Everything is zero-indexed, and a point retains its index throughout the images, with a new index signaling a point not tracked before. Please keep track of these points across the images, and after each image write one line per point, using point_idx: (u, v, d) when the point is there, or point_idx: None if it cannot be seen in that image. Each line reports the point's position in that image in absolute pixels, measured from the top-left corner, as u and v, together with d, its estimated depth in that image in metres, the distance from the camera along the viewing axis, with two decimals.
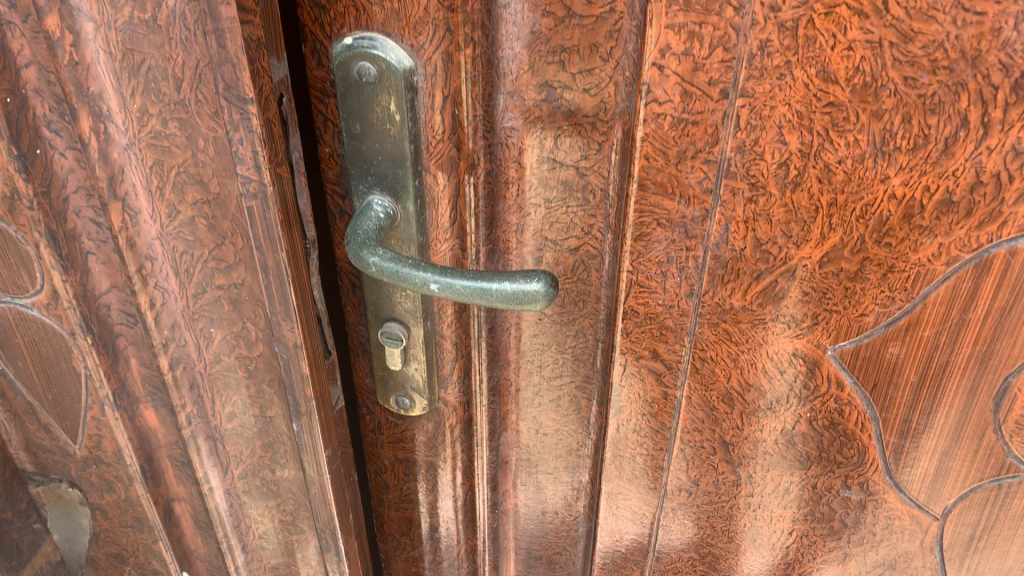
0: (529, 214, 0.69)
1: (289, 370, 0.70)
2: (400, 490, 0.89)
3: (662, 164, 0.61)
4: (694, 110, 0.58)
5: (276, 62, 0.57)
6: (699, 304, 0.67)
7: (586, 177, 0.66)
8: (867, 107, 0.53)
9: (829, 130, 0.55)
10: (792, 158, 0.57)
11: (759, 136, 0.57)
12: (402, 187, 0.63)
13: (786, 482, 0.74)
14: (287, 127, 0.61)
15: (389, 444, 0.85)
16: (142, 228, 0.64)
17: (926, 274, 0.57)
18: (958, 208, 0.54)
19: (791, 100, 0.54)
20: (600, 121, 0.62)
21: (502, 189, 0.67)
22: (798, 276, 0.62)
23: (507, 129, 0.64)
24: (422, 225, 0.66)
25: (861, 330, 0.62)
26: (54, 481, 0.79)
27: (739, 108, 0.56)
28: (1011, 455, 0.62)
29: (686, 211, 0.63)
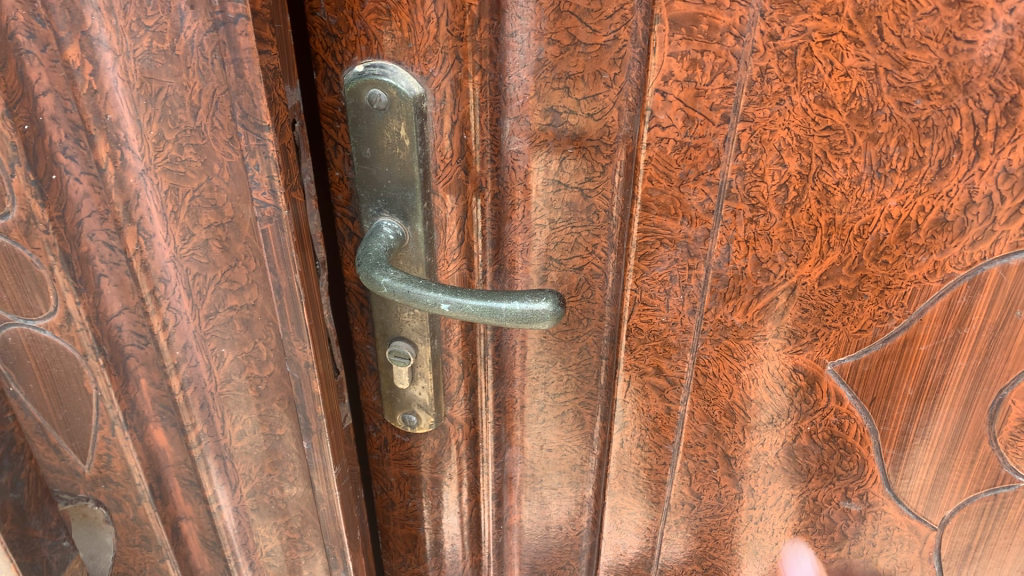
0: (534, 235, 0.70)
1: (301, 390, 0.72)
2: (406, 507, 0.90)
3: (665, 186, 0.63)
4: (695, 134, 0.60)
5: (289, 89, 0.59)
6: (701, 321, 0.69)
7: (590, 200, 0.67)
8: (864, 131, 0.55)
9: (827, 153, 0.57)
10: (791, 179, 0.59)
11: (759, 159, 0.59)
12: (411, 210, 0.65)
13: (787, 494, 0.76)
14: (299, 152, 0.62)
15: (395, 461, 0.86)
16: (156, 251, 0.66)
17: (922, 291, 0.59)
18: (953, 228, 0.56)
19: (790, 125, 0.57)
20: (604, 144, 0.64)
21: (510, 211, 0.68)
22: (798, 293, 0.64)
23: (513, 153, 0.65)
24: (430, 246, 0.67)
25: (858, 346, 0.64)
26: (81, 499, 0.78)
27: (740, 131, 0.58)
28: (1006, 466, 0.63)
29: (689, 231, 0.64)
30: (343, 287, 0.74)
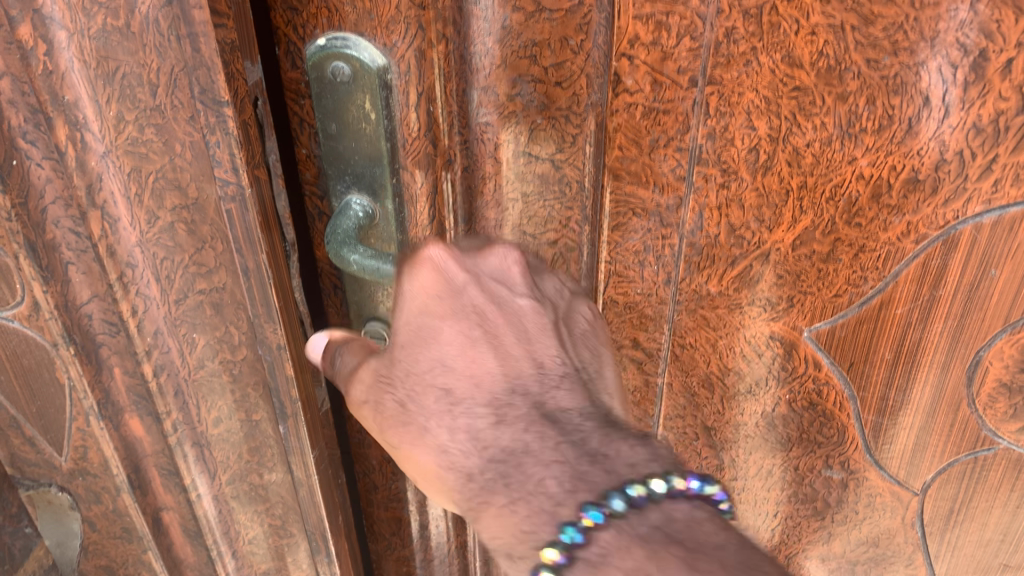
0: (506, 210, 0.68)
1: (274, 370, 0.72)
2: (389, 489, 0.89)
3: (636, 153, 0.63)
4: (664, 99, 0.59)
5: (251, 65, 0.58)
6: (677, 291, 0.68)
7: (562, 170, 0.65)
8: (832, 90, 0.54)
9: (796, 114, 0.56)
10: (761, 143, 0.58)
11: (728, 122, 0.59)
12: (380, 186, 0.64)
13: (769, 464, 0.76)
14: (263, 131, 0.61)
15: (376, 444, 0.85)
16: (121, 236, 0.63)
17: (897, 253, 0.59)
18: (924, 187, 0.55)
19: (758, 86, 0.56)
20: (574, 113, 0.62)
21: (480, 185, 0.67)
22: (772, 259, 0.63)
23: (482, 124, 0.64)
24: (400, 223, 0.66)
25: (835, 311, 0.63)
26: (43, 486, 0.74)
27: (708, 95, 0.58)
28: (985, 427, 0.63)
29: (661, 199, 0.64)
30: (316, 268, 0.72)
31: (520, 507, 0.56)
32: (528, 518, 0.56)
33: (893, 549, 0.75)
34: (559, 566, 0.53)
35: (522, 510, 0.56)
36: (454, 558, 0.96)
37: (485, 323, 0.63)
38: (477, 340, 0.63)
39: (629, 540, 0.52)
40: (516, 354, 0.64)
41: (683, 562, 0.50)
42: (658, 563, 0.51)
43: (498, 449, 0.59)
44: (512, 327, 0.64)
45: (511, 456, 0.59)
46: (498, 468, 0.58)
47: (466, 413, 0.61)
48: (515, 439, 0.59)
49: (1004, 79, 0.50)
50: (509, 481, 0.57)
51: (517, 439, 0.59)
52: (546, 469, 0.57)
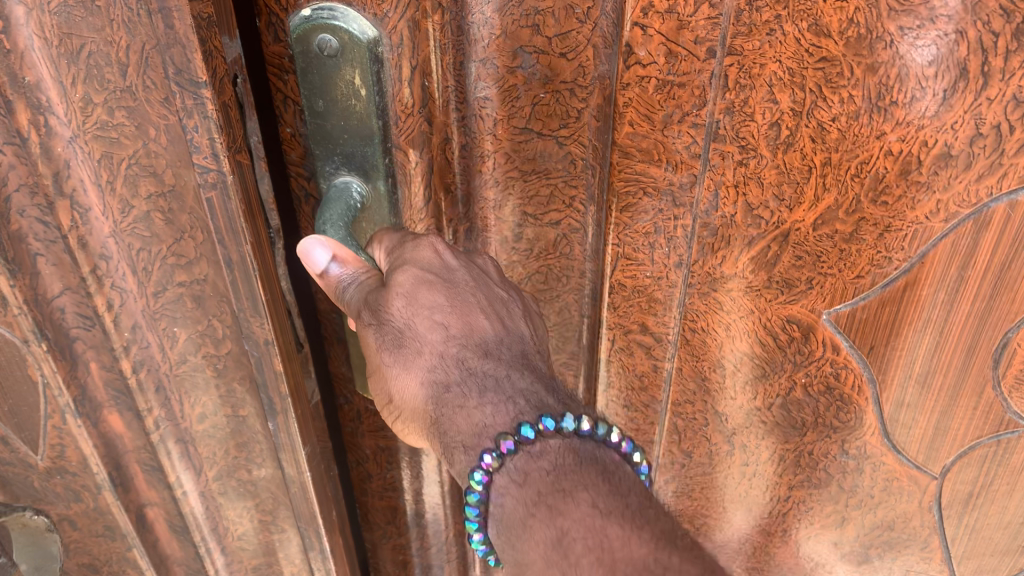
0: (507, 189, 0.65)
1: (261, 367, 0.65)
2: (384, 479, 0.86)
3: (648, 129, 0.58)
4: (679, 71, 0.55)
5: (229, 41, 0.53)
6: (689, 274, 0.65)
7: (564, 147, 0.62)
8: (862, 61, 0.50)
9: (821, 87, 0.52)
10: (783, 117, 0.55)
11: (749, 96, 0.55)
12: (372, 166, 0.59)
13: (778, 450, 0.73)
14: (243, 109, 0.55)
15: (370, 433, 0.82)
16: (94, 225, 0.58)
17: (924, 232, 0.55)
18: (957, 163, 0.52)
19: (781, 56, 0.52)
20: (578, 87, 0.59)
21: (479, 164, 0.63)
22: (791, 240, 0.60)
23: (481, 99, 0.60)
24: (394, 204, 0.62)
25: (855, 293, 0.60)
26: (18, 508, 0.63)
27: (726, 66, 0.54)
28: (1010, 410, 0.61)
29: (674, 178, 0.60)
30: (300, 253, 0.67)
31: (486, 410, 0.58)
32: (481, 413, 0.58)
33: (908, 533, 0.72)
34: (503, 454, 0.56)
35: (489, 412, 0.58)
36: (451, 546, 0.93)
37: (475, 298, 0.61)
38: (467, 307, 0.61)
39: (571, 453, 0.55)
40: (500, 324, 0.62)
41: (602, 478, 0.54)
42: (584, 476, 0.54)
43: (472, 369, 0.60)
44: (497, 302, 0.62)
45: (491, 379, 0.60)
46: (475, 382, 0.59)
47: (450, 352, 0.60)
48: (494, 370, 0.60)
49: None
50: (483, 390, 0.59)
51: (493, 369, 0.60)
52: (516, 390, 0.59)
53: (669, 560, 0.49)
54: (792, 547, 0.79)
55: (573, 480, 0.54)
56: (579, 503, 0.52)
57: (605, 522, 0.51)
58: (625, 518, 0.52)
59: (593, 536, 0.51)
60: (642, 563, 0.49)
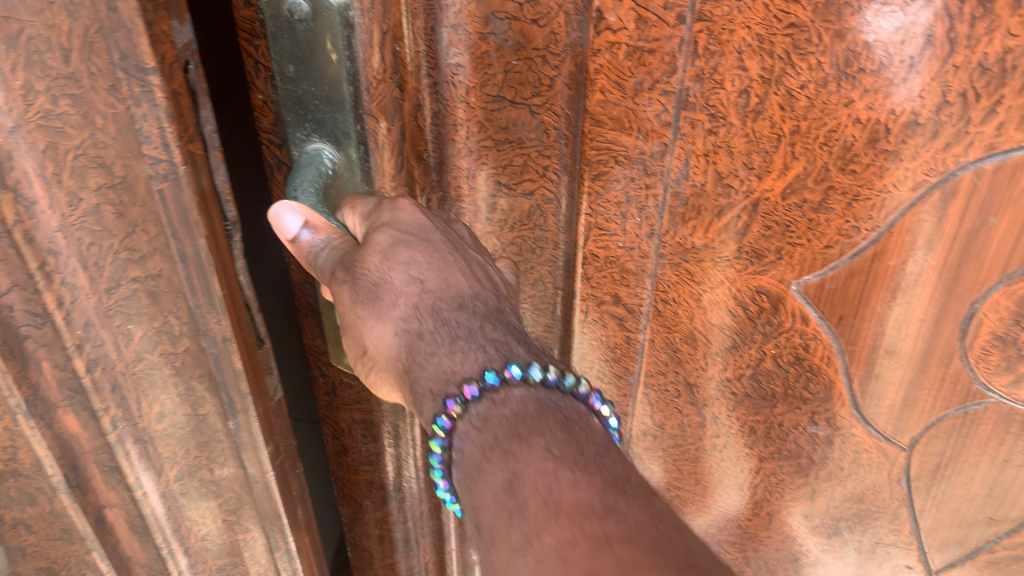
0: (480, 157, 0.63)
1: (220, 364, 0.63)
2: (360, 453, 0.84)
3: (618, 97, 0.57)
4: (649, 37, 0.54)
5: (178, 24, 0.51)
6: (660, 244, 0.65)
7: (538, 116, 0.60)
8: (830, 27, 0.50)
9: (791, 54, 0.52)
10: (753, 84, 0.54)
11: (718, 63, 0.54)
12: (343, 133, 0.56)
13: (750, 423, 0.73)
14: (195, 95, 0.54)
15: (344, 407, 0.79)
16: (41, 219, 0.50)
17: (892, 201, 0.55)
18: (924, 131, 0.52)
19: (750, 23, 0.51)
20: (551, 54, 0.57)
21: (451, 131, 0.61)
22: (761, 209, 0.59)
23: (452, 66, 0.58)
24: (366, 173, 0.58)
25: (825, 263, 0.60)
26: None
27: (696, 32, 0.53)
28: (976, 381, 0.61)
29: (645, 147, 0.60)
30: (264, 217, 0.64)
31: (452, 357, 0.54)
32: (448, 361, 0.54)
33: (878, 505, 0.74)
34: (466, 401, 0.52)
35: (458, 358, 0.54)
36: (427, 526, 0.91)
37: (446, 254, 0.58)
38: (439, 261, 0.57)
39: (534, 402, 0.52)
40: (473, 281, 0.58)
41: (563, 427, 0.51)
42: (543, 424, 0.51)
43: (444, 317, 0.56)
44: (468, 262, 0.59)
45: (462, 329, 0.56)
46: (446, 330, 0.56)
47: (424, 305, 0.56)
48: (468, 321, 0.56)
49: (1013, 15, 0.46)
50: (454, 339, 0.55)
51: (467, 320, 0.56)
52: (488, 340, 0.55)
53: (617, 503, 0.46)
54: (763, 520, 0.82)
55: (532, 427, 0.51)
56: (535, 447, 0.49)
57: (557, 467, 0.48)
58: (581, 463, 0.49)
59: (545, 479, 0.48)
60: (589, 504, 0.46)
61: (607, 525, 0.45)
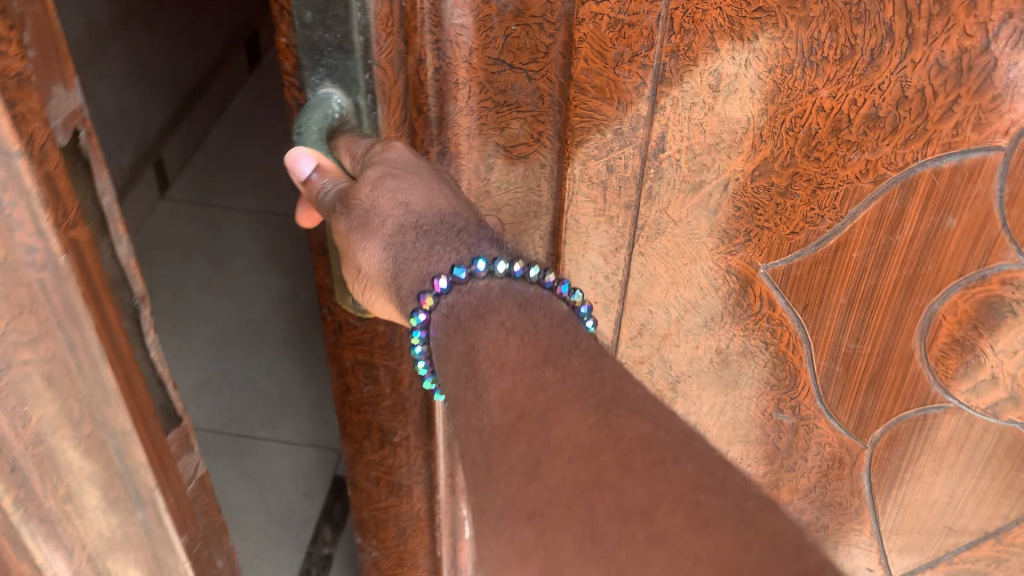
0: (481, 117, 0.62)
1: (121, 457, 0.51)
2: (360, 394, 0.77)
3: (600, 66, 0.56)
4: (629, 11, 0.53)
5: (63, 91, 0.43)
6: (637, 215, 0.63)
7: (534, 83, 0.60)
8: (795, 14, 0.50)
9: (758, 38, 0.52)
10: (725, 65, 0.54)
11: (692, 41, 0.54)
12: (353, 80, 0.56)
13: (724, 404, 0.73)
14: (89, 167, 0.46)
15: (348, 345, 0.73)
16: None
17: (853, 192, 0.56)
18: (885, 124, 0.52)
19: (722, 4, 0.52)
20: (547, 23, 0.56)
21: (453, 89, 0.61)
22: (730, 190, 0.59)
23: (456, 27, 0.58)
24: (374, 121, 0.58)
25: (790, 249, 0.60)
26: None
27: (671, 10, 0.53)
28: (935, 384, 0.62)
29: (625, 118, 0.58)
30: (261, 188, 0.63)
31: (431, 258, 0.51)
32: (425, 262, 0.51)
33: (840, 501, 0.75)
34: (437, 294, 0.49)
35: (434, 260, 0.51)
36: (419, 466, 0.82)
37: (435, 185, 0.54)
38: (430, 188, 0.53)
39: (498, 289, 0.49)
40: (465, 207, 0.54)
41: (520, 306, 0.49)
42: (499, 303, 0.48)
43: (431, 234, 0.51)
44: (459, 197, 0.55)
45: (447, 233, 0.51)
46: (432, 239, 0.51)
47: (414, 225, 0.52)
48: (455, 227, 0.52)
49: (970, 16, 0.47)
50: (436, 246, 0.51)
51: (455, 226, 0.52)
52: (473, 241, 0.51)
53: (564, 361, 0.45)
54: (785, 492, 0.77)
55: (491, 307, 0.48)
56: (489, 325, 0.47)
57: (509, 335, 0.46)
58: (537, 337, 0.46)
59: (493, 349, 0.46)
60: (532, 357, 0.45)
61: (543, 370, 0.44)
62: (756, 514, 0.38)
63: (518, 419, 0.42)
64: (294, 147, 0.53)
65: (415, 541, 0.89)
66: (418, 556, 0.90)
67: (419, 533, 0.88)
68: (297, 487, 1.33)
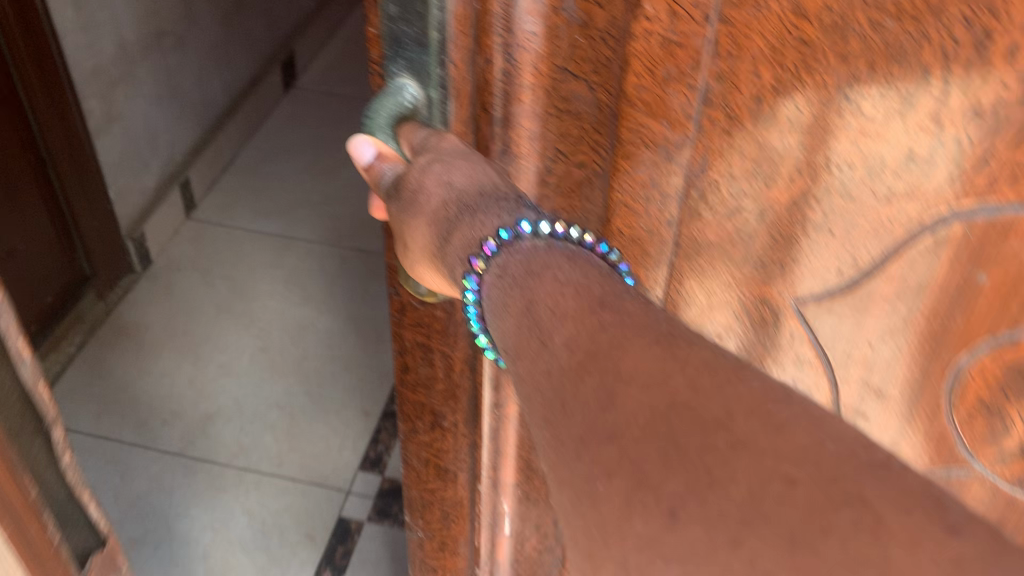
0: (544, 122, 0.52)
1: None
2: (418, 375, 0.65)
3: (649, 83, 0.51)
4: (680, 32, 0.49)
5: None
6: (677, 232, 0.58)
7: (594, 96, 0.51)
8: (837, 49, 0.47)
9: (799, 68, 0.49)
10: (766, 91, 0.50)
11: (736, 65, 0.50)
12: (426, 72, 0.50)
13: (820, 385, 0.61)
14: None
15: (408, 327, 0.63)
16: None
17: (880, 237, 0.53)
18: (920, 167, 0.49)
19: (766, 33, 0.48)
20: (612, 38, 0.49)
21: (515, 91, 0.50)
22: (766, 218, 0.55)
23: (525, 33, 0.48)
24: (445, 114, 0.52)
25: (823, 283, 0.56)
26: None
27: (718, 34, 0.49)
28: (961, 446, 0.58)
29: (671, 136, 0.53)
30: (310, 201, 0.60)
31: (473, 223, 0.48)
32: (470, 228, 0.48)
33: None
34: (487, 257, 0.46)
35: (479, 225, 0.47)
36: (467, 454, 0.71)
37: (484, 163, 0.51)
38: (479, 164, 0.51)
39: (545, 248, 0.45)
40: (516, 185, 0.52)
41: (568, 261, 0.44)
42: (551, 259, 0.44)
43: (475, 208, 0.48)
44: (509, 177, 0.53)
45: (489, 202, 0.48)
46: (475, 208, 0.48)
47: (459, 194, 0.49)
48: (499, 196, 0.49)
49: (1008, 66, 0.45)
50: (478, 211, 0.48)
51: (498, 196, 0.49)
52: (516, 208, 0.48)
53: (623, 310, 0.40)
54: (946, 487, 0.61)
55: (543, 264, 0.44)
56: (545, 280, 0.43)
57: (564, 288, 0.42)
58: (594, 289, 0.41)
59: (548, 300, 0.41)
60: (587, 302, 0.40)
61: (601, 314, 0.40)
62: (826, 415, 0.34)
63: (586, 359, 0.38)
64: (356, 136, 0.54)
65: (457, 527, 0.77)
66: (460, 542, 0.78)
67: (462, 521, 0.76)
68: (300, 526, 1.35)
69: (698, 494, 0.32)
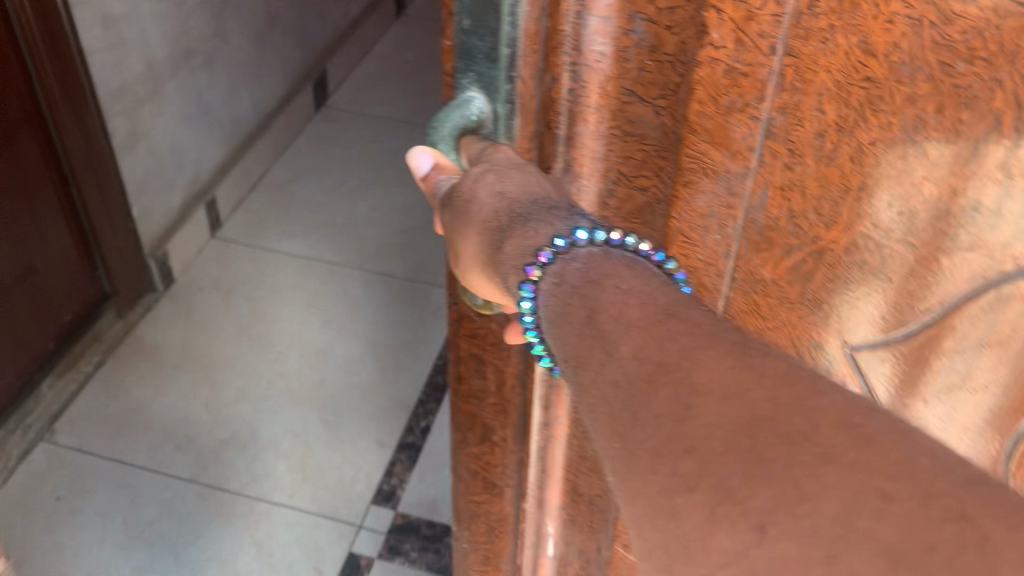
0: (608, 142, 0.55)
1: None
2: (471, 386, 0.66)
3: (712, 109, 0.50)
4: (745, 61, 0.48)
5: None
6: (734, 265, 0.57)
7: (659, 120, 0.53)
8: (902, 89, 0.44)
9: (865, 109, 0.46)
10: (830, 129, 0.48)
11: (800, 100, 0.48)
12: (493, 86, 0.52)
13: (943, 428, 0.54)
14: None
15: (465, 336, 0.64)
16: None
17: (951, 283, 0.48)
18: (992, 220, 0.45)
19: (832, 68, 0.46)
20: (681, 63, 0.50)
21: (584, 110, 0.54)
22: (828, 261, 0.52)
23: (596, 53, 0.51)
24: (509, 128, 0.55)
25: (893, 326, 0.52)
26: None
27: (782, 67, 0.47)
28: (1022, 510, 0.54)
29: (731, 166, 0.52)
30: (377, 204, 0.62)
31: (527, 232, 0.51)
32: (523, 237, 0.51)
33: None
34: (544, 266, 0.47)
35: (530, 234, 0.51)
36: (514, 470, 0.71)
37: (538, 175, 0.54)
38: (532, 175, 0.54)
39: (601, 255, 0.46)
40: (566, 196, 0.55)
41: (626, 266, 0.45)
42: (611, 266, 0.45)
43: (526, 217, 0.52)
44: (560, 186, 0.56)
45: (541, 212, 0.51)
46: (527, 219, 0.51)
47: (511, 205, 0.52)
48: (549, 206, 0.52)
49: None
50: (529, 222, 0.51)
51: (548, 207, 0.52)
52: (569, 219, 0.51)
53: (709, 329, 0.40)
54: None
55: (603, 271, 0.45)
56: (607, 287, 0.44)
57: (628, 296, 0.43)
58: (655, 296, 0.43)
59: (614, 306, 0.42)
60: (651, 313, 0.41)
61: (669, 323, 0.40)
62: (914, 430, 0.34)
63: (655, 369, 0.39)
64: (416, 147, 0.56)
65: (500, 543, 0.77)
66: (502, 558, 0.78)
67: (505, 537, 0.76)
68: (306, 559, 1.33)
69: (789, 510, 0.32)
